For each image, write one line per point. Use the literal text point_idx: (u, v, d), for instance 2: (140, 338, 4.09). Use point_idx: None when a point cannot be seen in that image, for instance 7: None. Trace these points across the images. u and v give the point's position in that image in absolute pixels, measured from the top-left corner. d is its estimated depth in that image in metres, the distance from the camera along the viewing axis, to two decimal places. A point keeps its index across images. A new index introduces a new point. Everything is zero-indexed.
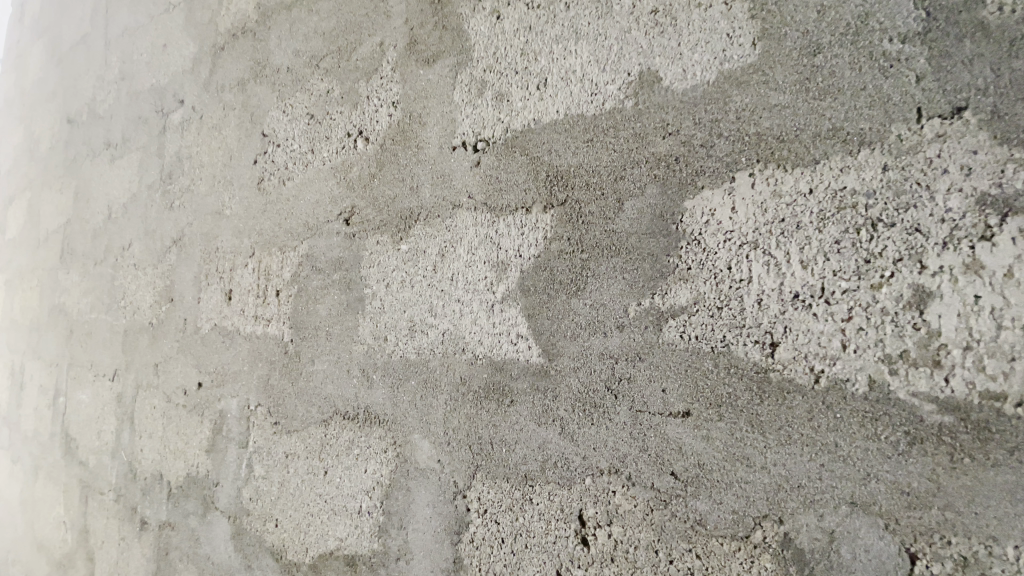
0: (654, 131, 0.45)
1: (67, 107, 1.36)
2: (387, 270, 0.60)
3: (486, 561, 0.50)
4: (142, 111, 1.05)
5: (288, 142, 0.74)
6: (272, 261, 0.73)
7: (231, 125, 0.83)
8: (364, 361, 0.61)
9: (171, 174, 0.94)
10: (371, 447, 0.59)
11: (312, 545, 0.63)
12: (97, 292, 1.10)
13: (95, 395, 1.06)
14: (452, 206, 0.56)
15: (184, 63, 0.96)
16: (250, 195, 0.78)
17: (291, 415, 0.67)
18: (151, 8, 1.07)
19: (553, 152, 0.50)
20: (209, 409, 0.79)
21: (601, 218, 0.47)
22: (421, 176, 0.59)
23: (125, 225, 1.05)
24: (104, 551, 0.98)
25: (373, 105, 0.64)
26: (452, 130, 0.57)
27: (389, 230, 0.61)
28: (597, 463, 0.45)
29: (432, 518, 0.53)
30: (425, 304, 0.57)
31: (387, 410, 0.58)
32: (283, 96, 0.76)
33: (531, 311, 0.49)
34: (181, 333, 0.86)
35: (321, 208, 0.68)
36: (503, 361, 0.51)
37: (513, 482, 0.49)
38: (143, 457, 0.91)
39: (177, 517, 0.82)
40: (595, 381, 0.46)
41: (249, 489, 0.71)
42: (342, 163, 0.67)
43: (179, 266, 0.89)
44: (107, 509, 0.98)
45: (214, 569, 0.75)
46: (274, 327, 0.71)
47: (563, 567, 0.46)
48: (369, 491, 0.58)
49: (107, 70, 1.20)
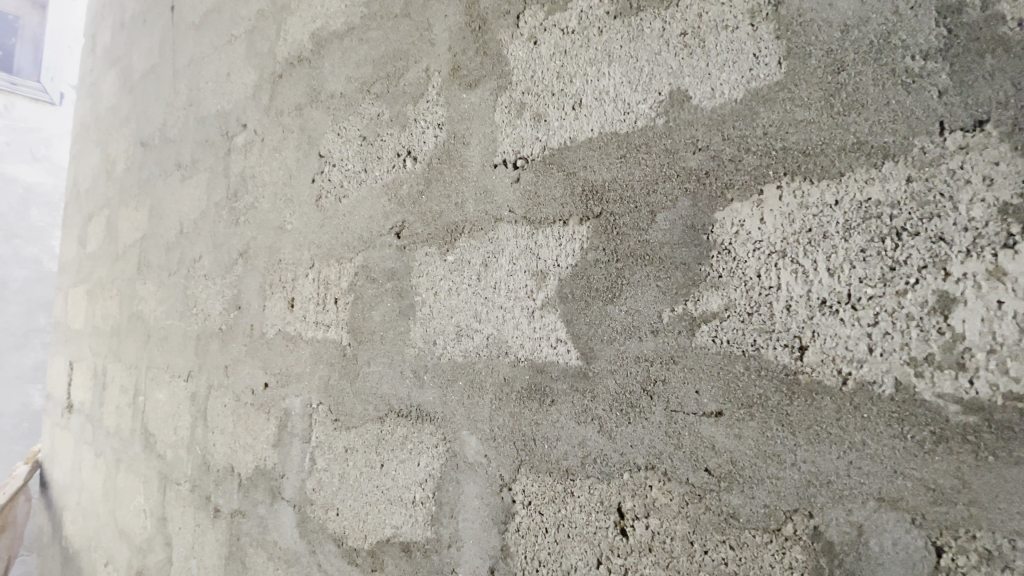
0: (684, 147, 0.48)
1: (140, 131, 1.50)
2: (436, 279, 0.65)
3: (531, 549, 0.54)
4: (210, 135, 1.15)
5: (343, 162, 0.81)
6: (330, 272, 0.79)
7: (290, 147, 0.91)
8: (416, 363, 0.66)
9: (237, 193, 1.03)
10: (424, 442, 0.64)
11: (370, 532, 0.69)
12: (171, 300, 1.22)
13: (171, 394, 1.16)
14: (494, 220, 0.60)
15: (246, 90, 1.05)
16: (308, 211, 0.85)
17: (350, 413, 0.73)
18: (215, 39, 1.17)
19: (588, 168, 0.54)
20: (275, 407, 0.86)
21: (634, 230, 0.50)
22: (466, 192, 0.63)
23: (196, 239, 1.15)
24: (181, 537, 1.08)
25: (420, 127, 0.70)
26: (493, 149, 0.61)
27: (436, 242, 0.66)
28: (634, 459, 0.48)
29: (480, 508, 0.58)
30: (470, 310, 0.61)
31: (437, 408, 0.63)
32: (337, 120, 0.83)
33: (569, 317, 0.53)
34: (248, 338, 0.95)
35: (374, 222, 0.74)
36: (543, 363, 0.55)
37: (556, 476, 0.53)
38: (215, 451, 1.00)
39: (247, 506, 0.90)
40: (631, 382, 0.49)
41: (312, 481, 0.78)
42: (393, 181, 0.72)
43: (245, 276, 0.98)
44: (184, 498, 1.08)
45: (281, 555, 0.82)
46: (334, 332, 0.77)
47: (603, 557, 0.49)
48: (422, 483, 0.64)
49: (176, 98, 1.32)
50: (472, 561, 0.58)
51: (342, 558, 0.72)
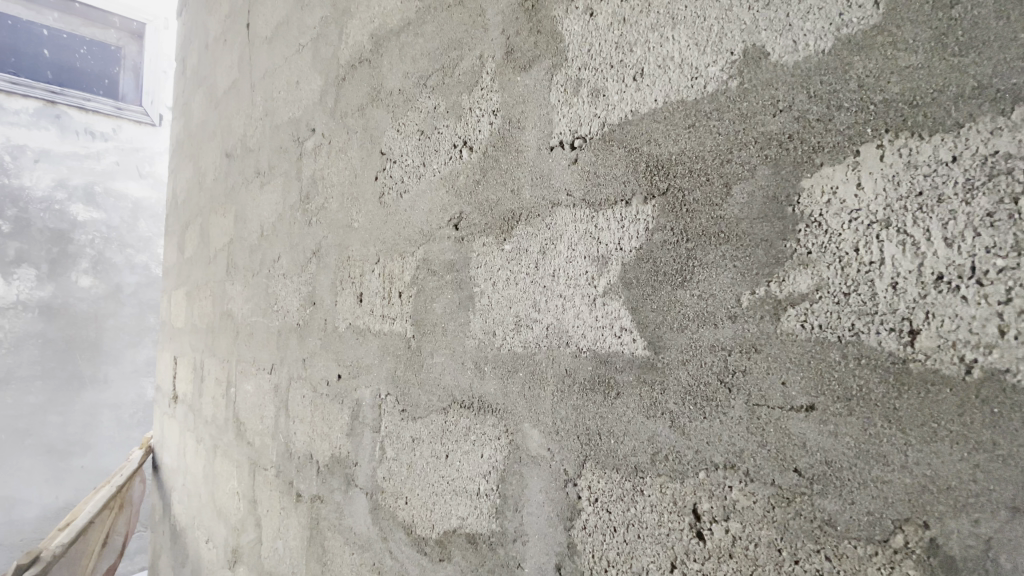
0: (764, 110, 0.43)
1: (225, 144, 1.62)
2: (494, 269, 0.64)
3: (599, 548, 0.51)
4: (284, 141, 1.21)
5: (403, 158, 0.81)
6: (394, 266, 0.81)
7: (355, 147, 0.94)
8: (476, 354, 0.65)
9: (309, 195, 1.08)
10: (486, 434, 0.63)
11: (438, 522, 0.69)
12: (256, 298, 1.30)
13: (257, 386, 1.25)
14: (552, 205, 0.58)
15: (313, 96, 1.09)
16: (373, 208, 0.87)
17: (415, 403, 0.74)
18: (286, 50, 1.23)
19: (652, 142, 0.50)
20: (348, 397, 0.90)
21: (707, 205, 0.45)
22: (522, 178, 0.61)
23: (275, 241, 1.22)
24: (268, 519, 1.15)
25: (475, 116, 0.69)
26: (550, 131, 0.59)
27: (493, 231, 0.64)
28: (710, 457, 0.44)
29: (545, 503, 0.56)
30: (529, 300, 0.59)
31: (498, 399, 0.62)
32: (396, 116, 0.84)
33: (634, 305, 0.50)
34: (323, 332, 0.99)
35: (433, 215, 0.74)
36: (608, 353, 0.52)
37: (623, 473, 0.50)
38: (296, 439, 1.06)
39: (325, 492, 0.94)
40: (705, 373, 0.45)
41: (383, 469, 0.80)
42: (450, 173, 0.72)
43: (318, 274, 1.02)
44: (271, 482, 1.15)
45: (356, 540, 0.85)
46: (399, 325, 0.79)
47: (678, 561, 0.46)
48: (486, 475, 0.63)
49: (254, 109, 1.40)
50: (538, 557, 0.56)
51: (411, 547, 0.73)
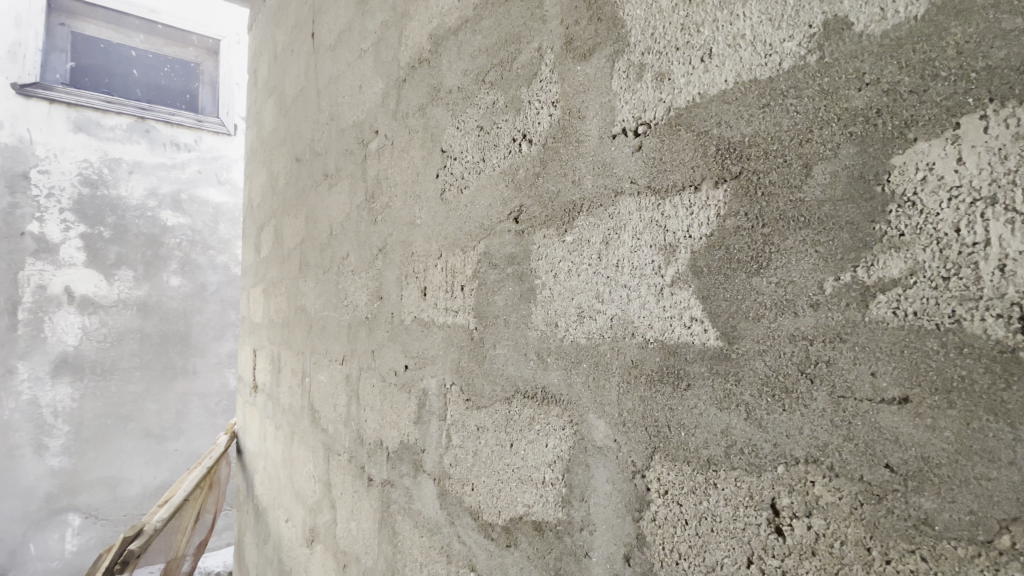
0: (848, 84, 0.40)
1: (294, 149, 1.72)
2: (555, 260, 0.64)
3: (670, 540, 0.50)
4: (349, 145, 1.27)
5: (463, 155, 0.83)
6: (456, 261, 0.83)
7: (416, 146, 0.96)
8: (538, 345, 0.66)
9: (374, 195, 1.13)
10: (550, 424, 0.64)
11: (504, 509, 0.71)
12: (327, 294, 1.38)
13: (330, 376, 1.32)
14: (615, 194, 0.57)
15: (376, 99, 1.14)
16: (435, 205, 0.90)
17: (480, 393, 0.76)
18: (349, 56, 1.29)
19: (722, 124, 0.48)
20: (414, 387, 0.93)
21: (784, 188, 0.43)
22: (583, 168, 0.61)
23: (343, 240, 1.28)
24: (343, 501, 1.22)
25: (535, 109, 0.69)
26: (612, 119, 0.58)
27: (554, 223, 0.65)
28: (790, 451, 0.42)
29: (613, 494, 0.56)
30: (592, 291, 0.59)
31: (562, 390, 0.62)
32: (456, 113, 0.85)
33: (706, 294, 0.48)
34: (390, 325, 1.03)
35: (493, 209, 0.75)
36: (677, 344, 0.51)
37: (695, 465, 0.49)
38: (367, 426, 1.11)
39: (395, 476, 0.99)
40: (784, 364, 0.43)
41: (449, 456, 0.82)
42: (510, 167, 0.73)
43: (385, 270, 1.06)
44: (344, 467, 1.22)
45: (425, 523, 0.88)
46: (462, 317, 0.81)
47: (755, 556, 0.44)
48: (550, 465, 0.64)
49: (320, 115, 1.48)
50: (606, 546, 0.56)
51: (478, 532, 0.75)
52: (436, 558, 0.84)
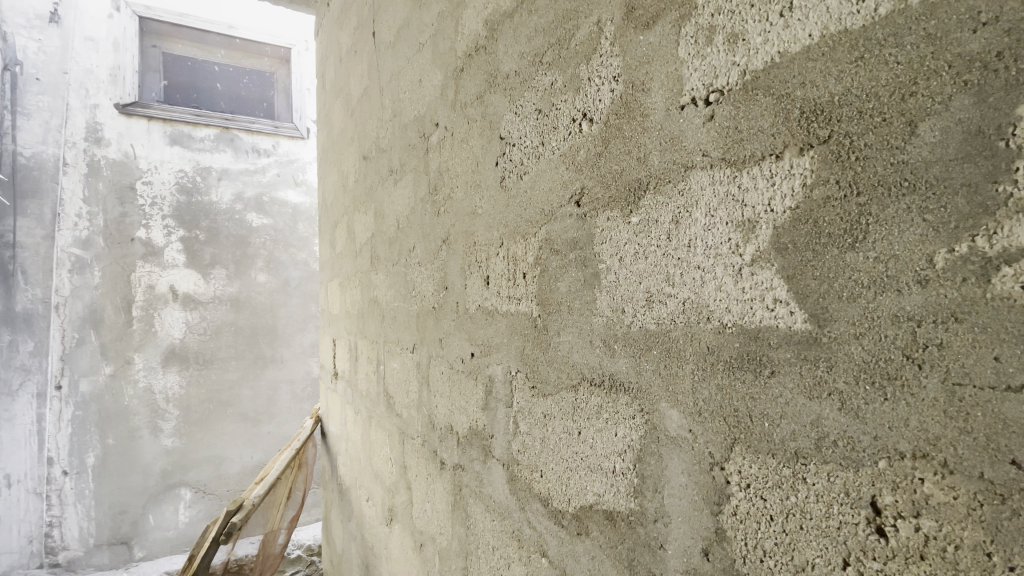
0: (960, 25, 0.35)
1: (361, 147, 1.79)
2: (620, 244, 0.62)
3: (753, 536, 0.48)
4: (411, 139, 1.30)
5: (522, 140, 0.82)
6: (517, 248, 0.82)
7: (475, 136, 0.96)
8: (605, 332, 0.64)
9: (437, 186, 1.14)
10: (620, 413, 0.62)
11: (574, 497, 0.70)
12: (396, 284, 1.43)
13: (402, 364, 1.37)
14: (685, 169, 0.54)
15: (435, 91, 1.15)
16: (495, 193, 0.89)
17: (545, 380, 0.75)
18: (408, 51, 1.31)
19: (807, 85, 0.43)
20: (481, 375, 0.94)
21: (881, 150, 0.38)
22: (649, 144, 0.58)
23: (410, 232, 1.32)
24: (417, 484, 1.27)
25: (595, 86, 0.66)
26: (679, 89, 0.55)
27: (619, 205, 0.62)
28: (894, 445, 0.38)
29: (688, 485, 0.53)
30: (661, 274, 0.57)
31: (631, 378, 0.60)
32: (514, 98, 0.84)
33: (791, 273, 0.45)
34: (456, 314, 1.05)
35: (554, 194, 0.74)
36: (759, 329, 0.47)
37: (781, 458, 0.45)
38: (438, 412, 1.14)
39: (465, 461, 1.01)
40: (886, 349, 0.38)
41: (517, 443, 0.83)
42: (571, 148, 0.70)
43: (449, 260, 1.08)
44: (418, 451, 1.26)
45: (496, 508, 0.89)
46: (525, 305, 0.80)
47: (852, 558, 0.40)
48: (621, 454, 0.62)
49: (384, 112, 1.52)
50: (681, 539, 0.54)
51: (548, 518, 0.75)
52: (508, 542, 0.86)
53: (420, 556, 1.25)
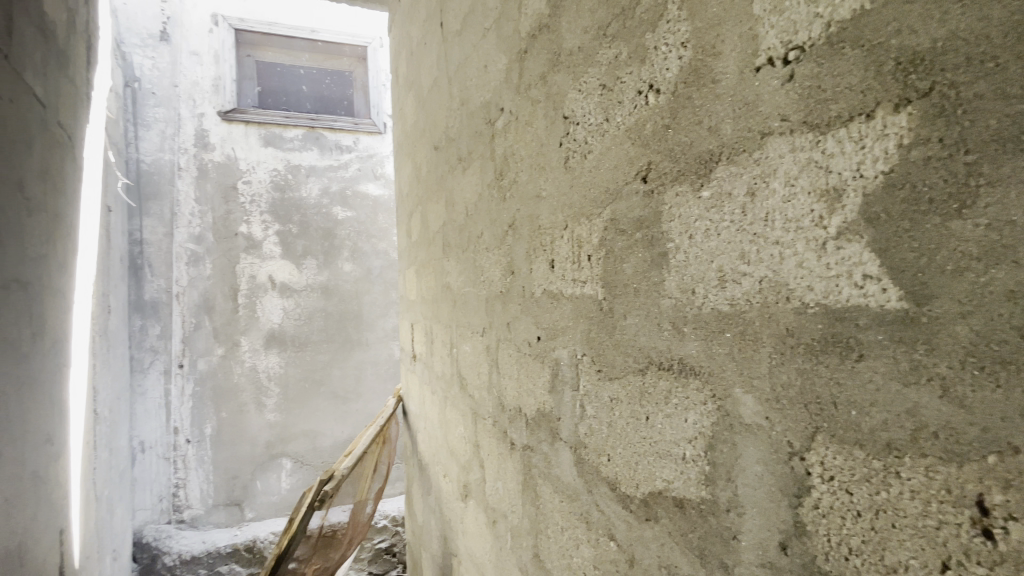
0: None
1: (432, 138, 1.85)
2: (690, 220, 0.59)
3: (836, 532, 0.44)
4: (478, 126, 1.31)
5: (585, 118, 0.79)
6: (582, 230, 0.81)
7: (540, 117, 0.95)
8: (673, 314, 0.61)
9: (502, 171, 1.15)
10: (690, 399, 0.59)
11: (642, 483, 0.69)
12: (466, 270, 1.47)
13: (473, 346, 1.41)
14: (762, 136, 0.50)
15: (499, 75, 1.15)
16: (560, 175, 0.88)
17: (611, 364, 0.74)
18: (473, 38, 1.32)
19: (903, 31, 0.38)
20: (547, 358, 0.95)
21: (997, 100, 0.33)
22: (721, 112, 0.54)
23: (477, 218, 1.35)
24: (489, 462, 1.31)
25: (661, 55, 0.63)
26: (753, 49, 0.50)
27: (688, 179, 0.59)
28: (1007, 438, 0.33)
29: (764, 476, 0.50)
30: (735, 251, 0.53)
31: (702, 362, 0.57)
32: (577, 75, 0.82)
33: (883, 246, 0.40)
34: (522, 298, 1.05)
35: (619, 171, 0.71)
36: (845, 309, 0.43)
37: (870, 450, 0.41)
38: (507, 393, 1.16)
39: (534, 442, 1.02)
40: (998, 329, 0.34)
41: (584, 426, 0.83)
42: (636, 122, 0.67)
43: (515, 245, 1.09)
44: (490, 431, 1.30)
45: (565, 490, 0.90)
46: (590, 287, 0.79)
47: (950, 561, 0.36)
48: (692, 441, 0.60)
49: (452, 101, 1.55)
50: (757, 531, 0.51)
51: (616, 502, 0.74)
52: (577, 524, 0.86)
53: (494, 532, 1.29)
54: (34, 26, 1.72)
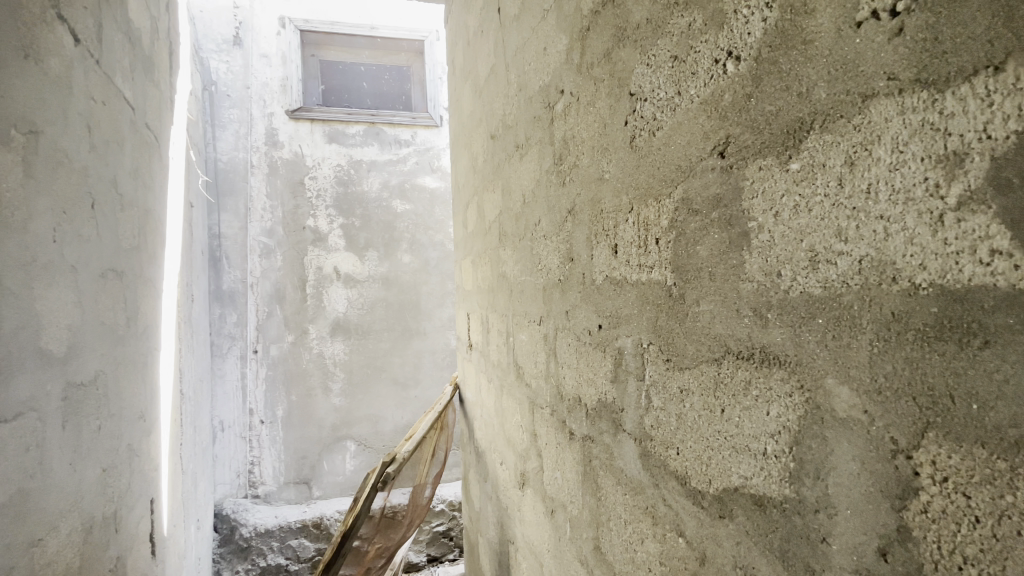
0: None
1: (488, 126, 1.84)
2: (775, 196, 0.54)
3: (948, 540, 0.39)
4: (536, 111, 1.29)
5: (654, 94, 0.76)
6: (650, 212, 0.77)
7: (603, 97, 0.92)
8: (754, 299, 0.57)
9: (562, 156, 1.12)
10: (773, 390, 0.55)
11: (715, 478, 0.65)
12: (523, 258, 1.46)
13: (530, 335, 1.40)
14: (863, 98, 0.45)
15: (559, 56, 1.12)
16: (625, 155, 0.84)
17: (682, 353, 0.70)
18: (532, 20, 1.30)
19: None
20: (610, 347, 0.92)
21: None
22: (813, 75, 0.49)
23: (535, 205, 1.33)
24: (548, 452, 1.30)
25: (742, 18, 0.58)
26: (853, 4, 0.45)
27: (773, 151, 0.54)
28: None
29: (861, 475, 0.46)
30: (830, 229, 0.48)
31: (789, 351, 0.53)
32: (645, 49, 0.78)
33: (1017, 217, 0.35)
34: (583, 285, 1.03)
35: (693, 148, 0.67)
36: (965, 289, 0.38)
37: (994, 450, 0.36)
38: (566, 382, 1.15)
39: (595, 433, 1.00)
40: None
41: (650, 417, 0.80)
42: (713, 94, 0.63)
43: (575, 231, 1.06)
44: (548, 420, 1.29)
45: (628, 483, 0.87)
46: (658, 273, 0.76)
47: None
48: (775, 435, 0.55)
49: (510, 87, 1.53)
50: (850, 535, 0.47)
51: (685, 498, 0.71)
52: (641, 518, 0.83)
53: (552, 522, 1.28)
54: (123, 34, 1.86)
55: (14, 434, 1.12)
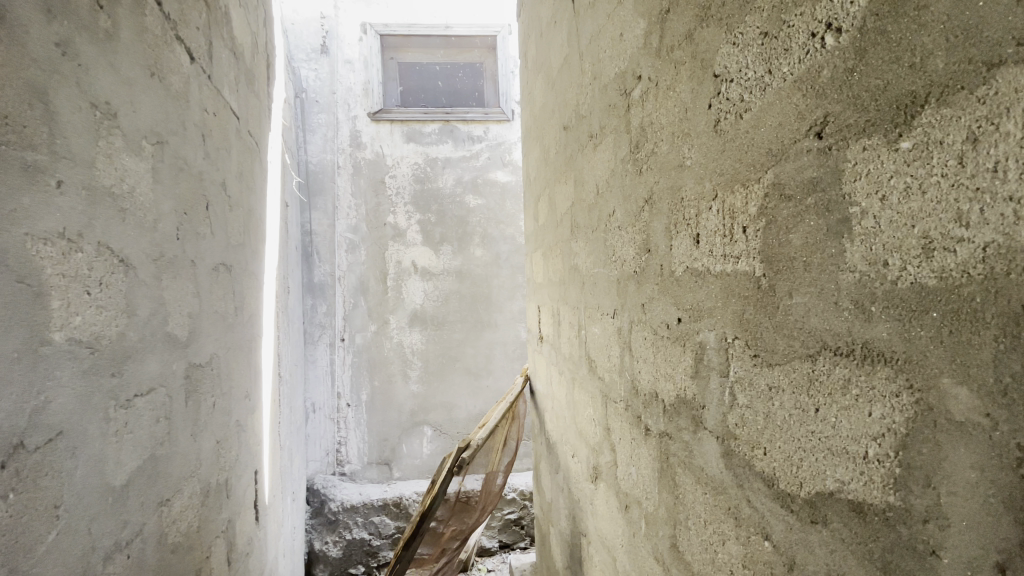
0: None
1: (561, 117, 1.84)
2: (881, 179, 0.50)
3: None
4: (612, 99, 1.27)
5: (741, 74, 0.72)
6: (736, 200, 0.74)
7: (684, 81, 0.89)
8: (855, 291, 0.53)
9: (639, 144, 1.10)
10: (877, 390, 0.51)
11: (807, 481, 0.61)
12: (596, 250, 1.44)
13: (604, 328, 1.39)
14: (988, 66, 0.40)
15: (637, 41, 1.09)
16: (708, 141, 0.81)
17: (771, 348, 0.67)
18: (609, 6, 1.27)
19: None
20: (690, 341, 0.89)
21: None
22: (927, 43, 0.44)
23: (610, 196, 1.31)
24: (622, 446, 1.28)
25: None
26: None
27: (880, 130, 0.50)
28: None
29: (980, 485, 0.42)
30: (947, 213, 0.43)
31: (896, 348, 0.49)
32: (730, 27, 0.74)
33: None
34: (660, 277, 1.00)
35: (785, 129, 0.63)
36: None
37: None
38: (641, 377, 1.12)
39: (672, 430, 0.98)
40: None
41: (734, 416, 0.76)
42: (809, 70, 0.59)
43: (653, 221, 1.03)
44: (622, 415, 1.27)
45: (709, 482, 0.84)
46: (745, 263, 0.72)
47: None
48: (878, 438, 0.51)
49: (584, 77, 1.51)
50: (964, 549, 0.43)
51: (772, 500, 0.68)
52: (723, 518, 0.80)
53: (627, 517, 1.26)
54: (228, 50, 2.05)
55: (148, 406, 1.29)
